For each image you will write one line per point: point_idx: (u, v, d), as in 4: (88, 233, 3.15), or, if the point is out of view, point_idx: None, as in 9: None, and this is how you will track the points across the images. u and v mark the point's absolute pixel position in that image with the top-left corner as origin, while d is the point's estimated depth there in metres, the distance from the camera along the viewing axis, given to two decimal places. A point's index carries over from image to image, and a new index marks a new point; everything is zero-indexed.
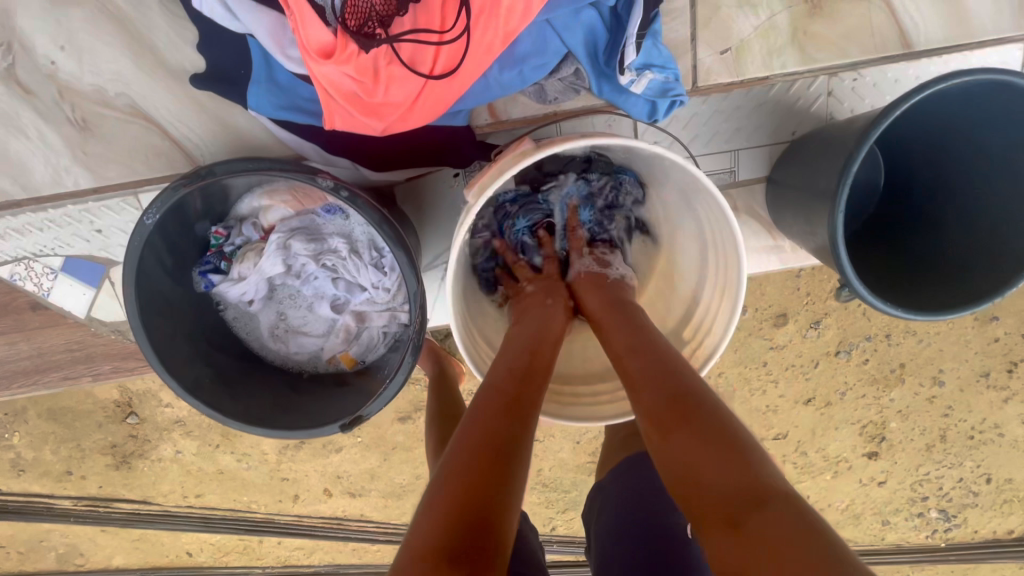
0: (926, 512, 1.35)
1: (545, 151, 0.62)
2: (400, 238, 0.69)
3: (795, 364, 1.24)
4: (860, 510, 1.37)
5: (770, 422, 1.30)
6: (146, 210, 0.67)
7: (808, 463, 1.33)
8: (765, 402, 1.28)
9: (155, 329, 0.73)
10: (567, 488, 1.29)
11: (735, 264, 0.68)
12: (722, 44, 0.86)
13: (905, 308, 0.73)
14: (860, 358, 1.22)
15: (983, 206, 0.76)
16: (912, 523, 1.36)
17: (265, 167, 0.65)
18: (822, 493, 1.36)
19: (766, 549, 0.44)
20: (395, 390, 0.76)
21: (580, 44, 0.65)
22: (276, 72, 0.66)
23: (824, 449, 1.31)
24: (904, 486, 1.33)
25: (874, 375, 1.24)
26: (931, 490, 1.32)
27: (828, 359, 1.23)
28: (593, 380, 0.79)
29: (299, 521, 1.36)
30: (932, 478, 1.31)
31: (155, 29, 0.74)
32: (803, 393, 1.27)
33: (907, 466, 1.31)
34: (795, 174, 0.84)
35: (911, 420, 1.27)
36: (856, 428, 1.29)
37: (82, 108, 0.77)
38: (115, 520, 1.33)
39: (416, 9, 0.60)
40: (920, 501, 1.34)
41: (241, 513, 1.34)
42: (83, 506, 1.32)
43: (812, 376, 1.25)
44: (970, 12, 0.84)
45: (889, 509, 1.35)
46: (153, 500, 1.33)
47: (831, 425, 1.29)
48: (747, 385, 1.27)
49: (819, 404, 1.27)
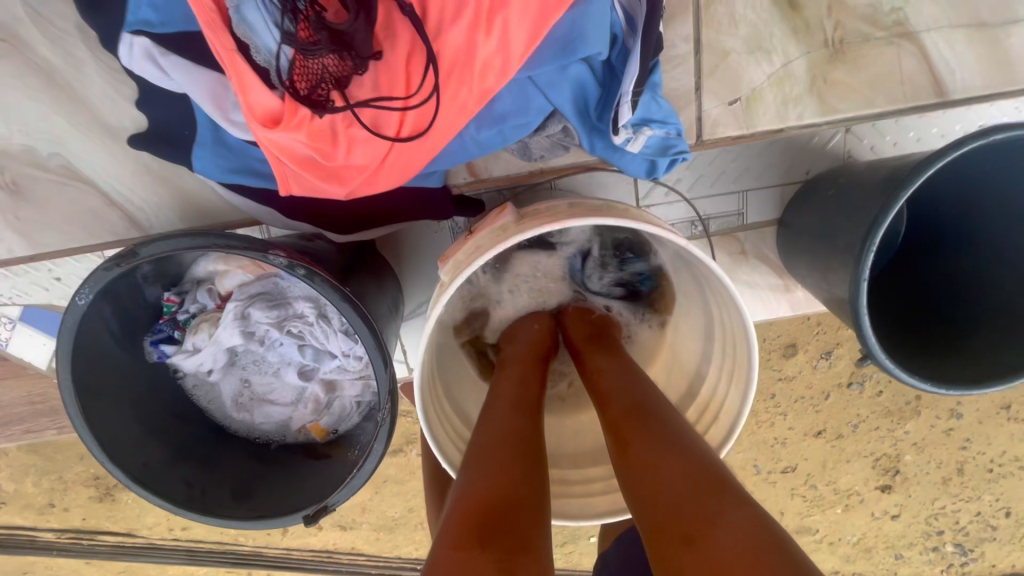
0: (941, 546, 1.24)
1: (527, 230, 0.52)
2: (365, 316, 0.61)
3: (805, 397, 1.16)
4: (871, 543, 1.26)
5: (778, 455, 1.21)
6: (79, 289, 0.59)
7: (818, 496, 1.23)
8: (773, 434, 1.20)
9: (95, 411, 0.65)
10: (565, 522, 1.22)
11: (744, 351, 0.60)
12: (731, 96, 0.76)
13: (933, 381, 0.66)
14: (873, 390, 1.15)
15: (1021, 268, 0.68)
16: (925, 557, 1.26)
17: (208, 241, 0.57)
18: (832, 527, 1.26)
19: (712, 560, 0.39)
20: (363, 479, 0.68)
21: (568, 101, 0.57)
22: (224, 134, 0.59)
23: (835, 482, 1.22)
24: (918, 519, 1.23)
25: (888, 408, 1.16)
26: (947, 523, 1.23)
27: (840, 391, 1.16)
28: (585, 464, 0.70)
29: (290, 554, 1.28)
30: (947, 512, 1.22)
31: (90, 85, 0.66)
32: (813, 425, 1.18)
33: (922, 500, 1.22)
34: (815, 221, 0.74)
35: (927, 453, 1.19)
36: (870, 461, 1.20)
37: (12, 171, 0.70)
38: (98, 553, 1.26)
39: (376, 68, 0.51)
40: (935, 534, 1.24)
41: (228, 545, 1.27)
42: (66, 539, 1.25)
43: (822, 408, 1.17)
44: (1012, 54, 0.75)
45: (902, 543, 1.25)
46: (137, 532, 1.25)
47: (842, 458, 1.20)
48: (754, 417, 1.19)
49: (830, 436, 1.19)
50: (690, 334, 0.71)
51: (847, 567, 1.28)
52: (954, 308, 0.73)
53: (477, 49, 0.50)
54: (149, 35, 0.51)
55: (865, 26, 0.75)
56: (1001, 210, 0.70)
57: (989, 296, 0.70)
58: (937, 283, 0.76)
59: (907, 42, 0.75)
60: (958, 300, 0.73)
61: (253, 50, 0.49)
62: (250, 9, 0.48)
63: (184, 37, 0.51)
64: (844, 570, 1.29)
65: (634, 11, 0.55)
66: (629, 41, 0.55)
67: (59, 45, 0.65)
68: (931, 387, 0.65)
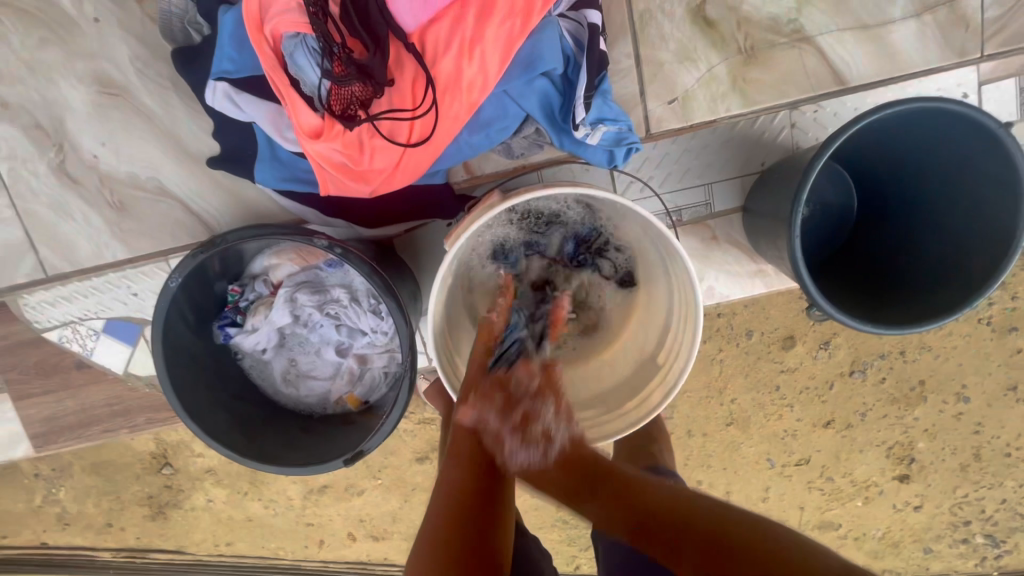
0: (972, 538, 1.29)
1: (507, 203, 0.68)
2: (389, 286, 0.77)
3: (809, 388, 1.23)
4: (899, 537, 1.31)
5: (790, 448, 1.27)
6: (171, 274, 0.77)
7: (836, 489, 1.29)
8: (783, 427, 1.26)
9: (180, 378, 0.81)
10: (588, 524, 1.30)
11: (693, 297, 0.73)
12: (669, 95, 0.93)
13: (875, 323, 0.77)
14: (876, 377, 1.22)
15: (947, 226, 0.82)
16: (957, 550, 1.30)
17: (270, 231, 0.75)
18: (856, 521, 1.31)
19: None
20: (392, 425, 0.82)
21: (537, 107, 0.74)
22: (278, 151, 0.78)
23: (851, 473, 1.28)
24: (943, 509, 1.28)
25: (893, 394, 1.23)
26: (972, 513, 1.28)
27: (843, 380, 1.22)
28: (579, 409, 0.83)
29: (325, 567, 1.39)
30: (972, 500, 1.27)
31: (179, 122, 0.88)
32: (820, 416, 1.25)
33: (944, 488, 1.27)
34: (764, 201, 0.88)
35: (940, 440, 1.24)
36: (883, 450, 1.26)
37: (119, 192, 0.90)
38: (152, 569, 1.39)
39: (390, 91, 0.70)
40: (963, 526, 1.29)
41: (270, 560, 1.39)
42: (123, 558, 1.39)
43: (828, 398, 1.24)
44: (896, 48, 0.92)
45: (930, 536, 1.30)
46: (186, 549, 1.39)
47: (854, 448, 1.26)
48: (761, 410, 1.26)
49: (840, 426, 1.25)
50: (656, 295, 0.84)
51: (877, 563, 1.33)
52: (903, 268, 0.86)
53: (463, 72, 0.68)
54: (228, 80, 0.70)
55: (771, 34, 0.92)
56: (931, 178, 0.84)
57: (930, 254, 0.83)
58: (887, 249, 0.90)
59: (807, 44, 0.92)
60: (906, 261, 0.86)
61: (302, 84, 0.68)
62: (300, 56, 0.67)
63: (251, 78, 0.70)
64: (874, 567, 1.34)
65: (580, 36, 0.72)
66: (579, 58, 0.72)
67: (158, 94, 0.87)
68: (878, 327, 0.77)
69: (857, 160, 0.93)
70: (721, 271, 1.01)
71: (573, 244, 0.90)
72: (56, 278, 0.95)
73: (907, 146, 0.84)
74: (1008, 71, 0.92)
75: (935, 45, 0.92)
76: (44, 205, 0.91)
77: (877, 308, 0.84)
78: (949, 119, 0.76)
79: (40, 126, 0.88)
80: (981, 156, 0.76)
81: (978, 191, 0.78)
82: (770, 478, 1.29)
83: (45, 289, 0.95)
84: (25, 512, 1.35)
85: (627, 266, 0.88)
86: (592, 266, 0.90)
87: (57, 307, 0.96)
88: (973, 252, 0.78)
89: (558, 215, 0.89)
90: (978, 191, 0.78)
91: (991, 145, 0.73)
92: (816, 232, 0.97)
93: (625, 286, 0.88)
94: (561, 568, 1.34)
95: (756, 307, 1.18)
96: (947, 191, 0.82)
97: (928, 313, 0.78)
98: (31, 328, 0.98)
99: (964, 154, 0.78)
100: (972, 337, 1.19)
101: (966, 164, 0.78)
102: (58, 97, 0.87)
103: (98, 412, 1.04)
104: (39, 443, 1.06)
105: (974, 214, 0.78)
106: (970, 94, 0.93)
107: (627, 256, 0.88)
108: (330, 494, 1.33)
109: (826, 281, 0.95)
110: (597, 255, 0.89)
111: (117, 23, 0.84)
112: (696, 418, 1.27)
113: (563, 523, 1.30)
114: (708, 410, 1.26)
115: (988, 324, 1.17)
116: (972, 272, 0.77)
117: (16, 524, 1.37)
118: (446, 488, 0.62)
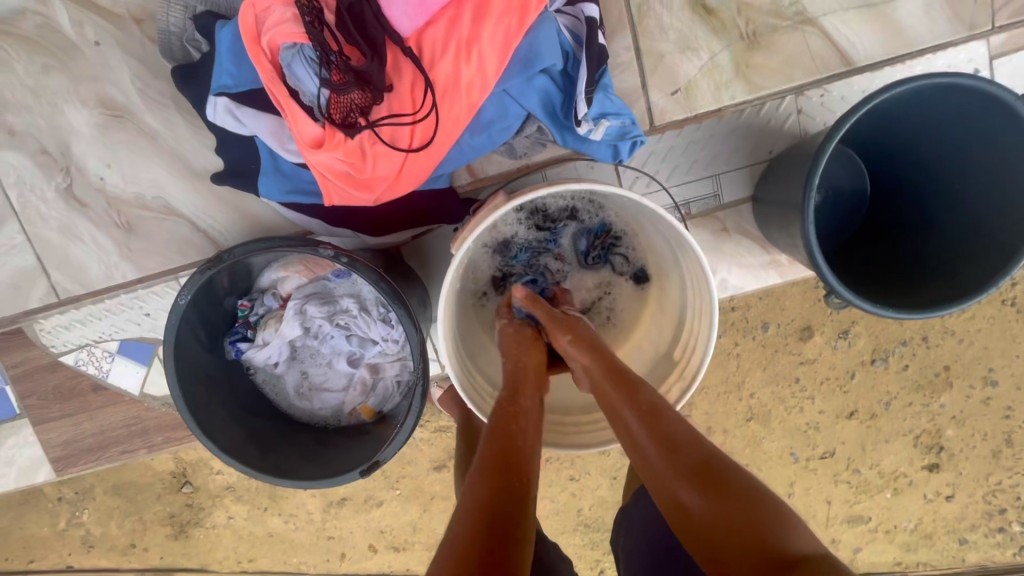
0: (1008, 526, 1.25)
1: (513, 203, 0.66)
2: (397, 293, 0.76)
3: (830, 378, 1.21)
4: (932, 529, 1.27)
5: (814, 441, 1.24)
6: (181, 291, 0.77)
7: (864, 481, 1.26)
8: (805, 420, 1.23)
9: (194, 395, 0.81)
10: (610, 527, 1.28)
11: (707, 288, 0.71)
12: (671, 86, 0.92)
13: (897, 308, 0.74)
14: (899, 365, 1.19)
15: (967, 204, 0.79)
16: (993, 540, 1.26)
17: (275, 243, 0.74)
18: (886, 514, 1.27)
19: None
20: (407, 434, 0.81)
21: (538, 105, 0.73)
22: (281, 164, 0.78)
23: (878, 464, 1.24)
24: (976, 498, 1.24)
25: (918, 381, 1.19)
26: (1007, 501, 1.24)
27: (865, 369, 1.20)
28: (594, 409, 0.81)
29: None
30: (1006, 487, 1.23)
31: (182, 140, 0.88)
32: (843, 407, 1.22)
33: (976, 476, 1.23)
34: (774, 189, 0.87)
35: (969, 426, 1.21)
36: (910, 439, 1.23)
37: (126, 213, 0.91)
38: None
39: (390, 97, 0.70)
40: (998, 514, 1.25)
41: None
42: None
43: (850, 388, 1.21)
44: (902, 26, 0.90)
45: (965, 526, 1.26)
46: (209, 567, 1.38)
47: (880, 439, 1.23)
48: (782, 404, 1.23)
49: (864, 417, 1.22)
50: (670, 290, 0.82)
51: (910, 557, 1.29)
52: (923, 251, 0.83)
53: (462, 73, 0.68)
54: (228, 95, 0.70)
55: (771, 19, 0.91)
56: (949, 157, 0.81)
57: (952, 235, 0.80)
58: (905, 232, 0.87)
59: (810, 27, 0.91)
60: (925, 243, 0.84)
61: (301, 94, 0.68)
62: (299, 66, 0.67)
63: (251, 91, 0.70)
64: (908, 561, 1.29)
65: (578, 30, 0.71)
66: (578, 53, 0.72)
67: (160, 113, 0.87)
68: (900, 312, 0.74)
69: (869, 143, 0.91)
70: (734, 264, 0.99)
71: (584, 241, 0.88)
72: (68, 301, 0.95)
73: (919, 126, 0.82)
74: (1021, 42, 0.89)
75: (941, 20, 0.89)
76: (53, 228, 0.92)
77: (896, 294, 0.82)
78: (961, 94, 0.73)
79: (47, 151, 0.89)
80: (998, 130, 0.73)
81: (998, 166, 0.75)
82: (795, 473, 1.26)
83: (59, 313, 0.96)
84: (49, 536, 1.36)
85: (639, 260, 0.87)
86: (605, 261, 0.88)
87: (72, 331, 0.97)
88: (995, 230, 0.75)
89: (567, 208, 0.88)
90: (997, 167, 0.75)
91: (1009, 117, 0.71)
92: (829, 219, 0.95)
93: (639, 283, 0.87)
94: (585, 573, 1.31)
95: (771, 299, 1.16)
96: (966, 169, 0.79)
97: (953, 295, 0.75)
98: (46, 353, 0.99)
99: (979, 129, 0.75)
100: (996, 320, 1.16)
101: (983, 139, 0.76)
102: (62, 121, 0.88)
103: (117, 433, 1.04)
104: (60, 466, 1.06)
105: (996, 190, 0.76)
106: (982, 69, 0.90)
107: (639, 253, 0.87)
108: (349, 507, 1.32)
109: (843, 266, 0.92)
110: (609, 250, 0.88)
111: (117, 45, 0.85)
112: (716, 414, 1.24)
113: (584, 527, 1.28)
114: (728, 405, 1.23)
115: (1012, 305, 1.15)
116: (995, 251, 0.74)
117: (41, 549, 1.37)
118: (469, 502, 0.51)
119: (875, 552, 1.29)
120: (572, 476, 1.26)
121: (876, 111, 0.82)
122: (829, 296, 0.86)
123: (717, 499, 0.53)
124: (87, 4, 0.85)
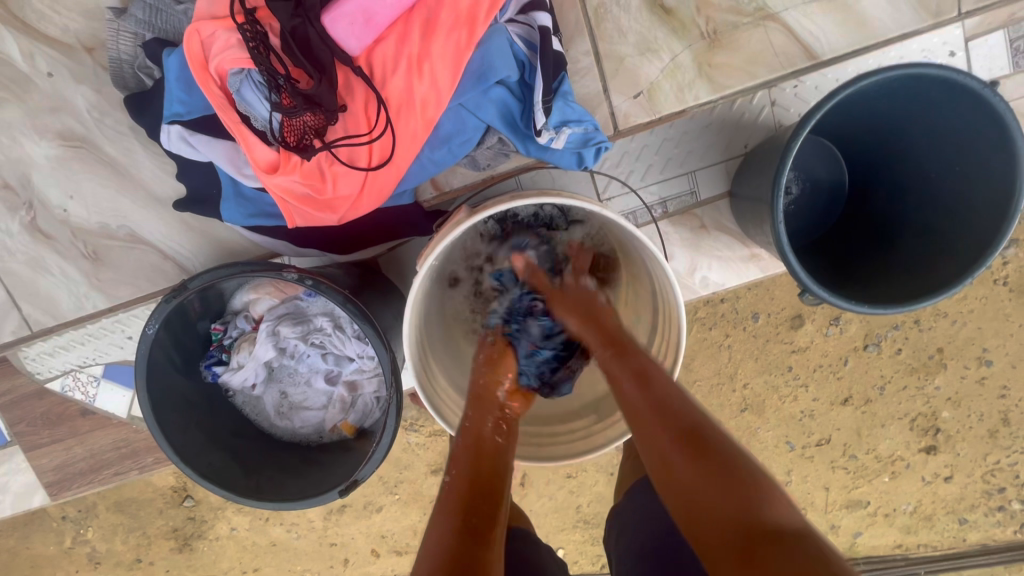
0: (1008, 505, 1.25)
1: (473, 219, 0.64)
2: (366, 312, 0.75)
3: (823, 365, 1.20)
4: (931, 511, 1.27)
5: (809, 429, 1.24)
6: (148, 321, 0.76)
7: (860, 466, 1.25)
8: (799, 408, 1.23)
9: (169, 423, 0.80)
10: None
11: (674, 293, 0.69)
12: (635, 89, 0.91)
13: (873, 304, 0.73)
14: (891, 349, 1.18)
15: (944, 192, 0.78)
16: (994, 519, 1.26)
17: (238, 269, 0.73)
18: (885, 498, 1.27)
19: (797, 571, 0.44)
20: (385, 451, 0.81)
21: (496, 117, 0.72)
22: (243, 188, 0.78)
23: (875, 449, 1.24)
24: (974, 478, 1.23)
25: (912, 364, 1.18)
26: (1006, 479, 1.23)
27: (858, 354, 1.19)
28: (570, 418, 0.81)
29: None
30: (1005, 466, 1.23)
31: (143, 167, 0.88)
32: (838, 393, 1.21)
33: (973, 456, 1.22)
34: (749, 185, 0.85)
35: (965, 407, 1.20)
36: (906, 423, 1.22)
37: (94, 243, 0.90)
38: None
39: (345, 117, 0.69)
40: (998, 493, 1.24)
41: None
42: None
43: (843, 374, 1.20)
44: (867, 15, 0.88)
45: (964, 506, 1.25)
46: None
47: (875, 424, 1.22)
48: (776, 393, 1.22)
49: (858, 403, 1.22)
50: (641, 294, 0.81)
51: (911, 539, 1.28)
52: (902, 242, 0.82)
53: (415, 89, 0.67)
54: (181, 123, 0.70)
55: (732, 16, 0.89)
56: (923, 146, 0.79)
57: (929, 224, 0.79)
58: (883, 224, 0.86)
59: (773, 21, 0.89)
60: (903, 235, 0.82)
61: (253, 119, 0.67)
62: (247, 91, 0.66)
63: (203, 118, 0.70)
64: (908, 543, 1.29)
65: (532, 38, 0.70)
66: (534, 61, 0.70)
67: (120, 140, 0.87)
68: (875, 308, 0.72)
69: (844, 134, 0.89)
70: (714, 260, 0.98)
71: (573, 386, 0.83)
72: (47, 330, 0.95)
73: (891, 115, 0.80)
74: (995, 23, 0.87)
75: (909, 7, 0.88)
76: (22, 262, 0.92)
77: (876, 289, 0.80)
78: (927, 82, 0.71)
79: (10, 185, 0.89)
80: (969, 118, 0.72)
81: (970, 152, 0.73)
82: (791, 461, 1.26)
83: (39, 342, 0.96)
84: (55, 554, 1.37)
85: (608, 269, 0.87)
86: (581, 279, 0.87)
87: (56, 357, 0.97)
88: (971, 220, 0.73)
89: (541, 215, 0.88)
90: (971, 154, 0.73)
91: (978, 104, 0.69)
92: (807, 214, 0.94)
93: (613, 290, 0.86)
94: (588, 568, 1.32)
95: (759, 289, 1.15)
96: (939, 158, 0.78)
97: (932, 288, 0.74)
98: (33, 380, 0.99)
99: (950, 116, 0.74)
100: (988, 300, 1.14)
101: (954, 128, 0.74)
102: (23, 154, 0.87)
103: (107, 456, 1.04)
104: (53, 491, 1.07)
105: (970, 178, 0.74)
106: (957, 51, 0.88)
107: (612, 266, 0.87)
108: (349, 513, 1.33)
109: (824, 261, 0.91)
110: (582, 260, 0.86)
111: (70, 75, 0.85)
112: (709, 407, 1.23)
113: (584, 523, 1.29)
114: (721, 397, 1.22)
115: (1004, 284, 1.13)
116: (973, 241, 0.73)
117: (50, 567, 1.39)
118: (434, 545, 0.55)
119: (876, 535, 1.29)
120: (569, 474, 1.26)
121: (845, 104, 0.80)
122: (805, 293, 0.85)
123: (702, 467, 0.54)
124: (36, 36, 0.84)
